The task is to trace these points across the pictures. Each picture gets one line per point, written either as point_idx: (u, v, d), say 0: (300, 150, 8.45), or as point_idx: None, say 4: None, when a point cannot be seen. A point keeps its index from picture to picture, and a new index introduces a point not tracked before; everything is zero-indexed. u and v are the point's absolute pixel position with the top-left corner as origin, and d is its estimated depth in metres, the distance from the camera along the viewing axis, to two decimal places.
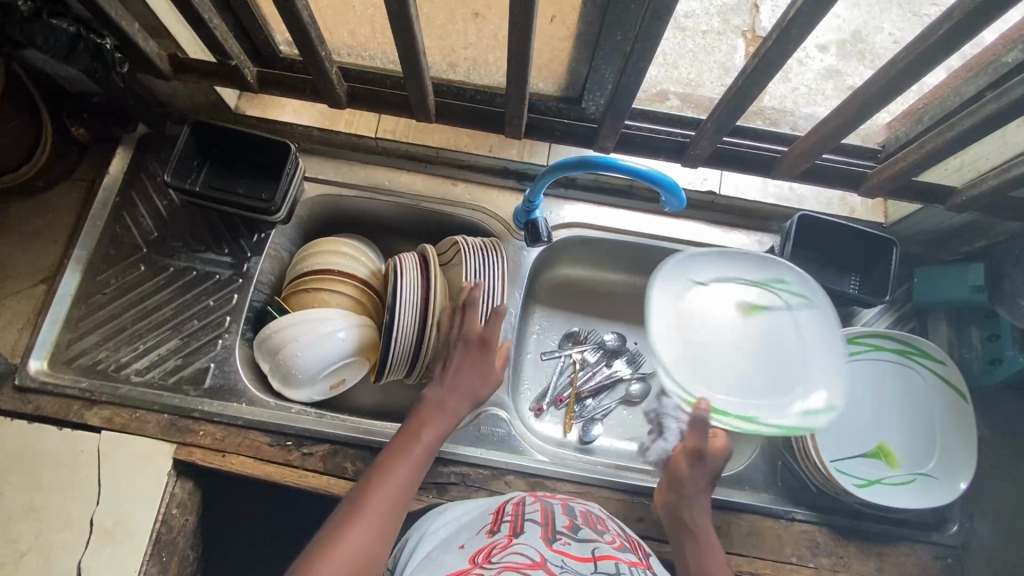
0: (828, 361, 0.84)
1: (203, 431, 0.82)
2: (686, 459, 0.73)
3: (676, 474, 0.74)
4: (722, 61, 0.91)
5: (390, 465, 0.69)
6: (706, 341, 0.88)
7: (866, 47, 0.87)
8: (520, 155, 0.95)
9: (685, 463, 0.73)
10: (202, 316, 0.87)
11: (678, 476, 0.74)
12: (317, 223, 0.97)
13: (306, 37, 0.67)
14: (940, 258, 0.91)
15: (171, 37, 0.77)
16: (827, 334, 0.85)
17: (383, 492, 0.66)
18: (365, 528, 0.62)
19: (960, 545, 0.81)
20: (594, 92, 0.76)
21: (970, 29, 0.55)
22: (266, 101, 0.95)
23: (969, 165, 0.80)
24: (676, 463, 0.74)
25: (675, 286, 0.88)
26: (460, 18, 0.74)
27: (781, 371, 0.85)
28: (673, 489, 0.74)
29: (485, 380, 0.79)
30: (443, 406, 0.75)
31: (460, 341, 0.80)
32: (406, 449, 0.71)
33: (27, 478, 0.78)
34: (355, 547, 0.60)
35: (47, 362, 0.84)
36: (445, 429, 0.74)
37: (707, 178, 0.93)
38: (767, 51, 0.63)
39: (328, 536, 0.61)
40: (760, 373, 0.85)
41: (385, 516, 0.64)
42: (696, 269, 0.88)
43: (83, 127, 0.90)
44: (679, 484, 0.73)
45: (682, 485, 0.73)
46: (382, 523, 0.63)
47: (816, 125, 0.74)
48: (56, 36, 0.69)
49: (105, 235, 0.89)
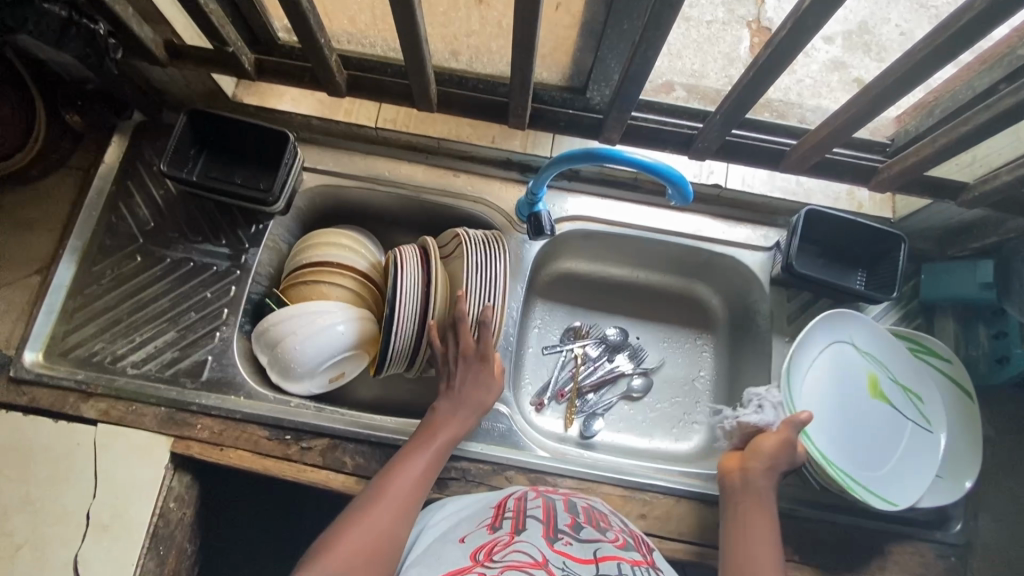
0: (910, 461, 0.82)
1: (200, 425, 0.81)
2: (775, 442, 0.72)
3: (760, 445, 0.73)
4: (726, 51, 0.89)
5: (410, 455, 0.72)
6: (825, 384, 0.83)
7: (872, 38, 0.86)
8: (524, 146, 0.93)
9: (773, 441, 0.72)
10: (199, 308, 0.86)
11: (761, 452, 0.72)
12: (316, 213, 0.96)
13: (305, 23, 0.65)
14: (948, 254, 0.90)
15: (167, 23, 0.75)
16: (925, 446, 0.83)
17: (395, 491, 0.68)
18: (386, 510, 0.66)
19: (963, 544, 0.81)
20: (599, 82, 0.74)
21: (991, 20, 0.54)
22: (264, 89, 0.93)
23: (981, 160, 0.79)
24: (763, 436, 0.73)
25: (840, 325, 0.84)
26: (463, 5, 0.71)
27: (866, 449, 0.82)
28: (748, 459, 0.73)
29: (491, 390, 0.80)
30: (458, 403, 0.78)
31: (453, 359, 0.80)
32: (428, 439, 0.74)
33: (22, 471, 0.77)
34: (374, 528, 0.64)
35: (42, 354, 0.82)
36: (459, 434, 0.76)
37: (713, 171, 0.92)
38: (780, 42, 0.61)
39: (350, 517, 0.65)
40: (850, 445, 0.82)
41: (404, 498, 0.68)
42: (859, 330, 0.84)
43: (78, 115, 0.87)
44: (757, 454, 0.73)
45: (762, 455, 0.72)
46: (402, 505, 0.67)
47: (827, 119, 0.73)
48: (46, 21, 0.67)
49: (100, 224, 0.88)
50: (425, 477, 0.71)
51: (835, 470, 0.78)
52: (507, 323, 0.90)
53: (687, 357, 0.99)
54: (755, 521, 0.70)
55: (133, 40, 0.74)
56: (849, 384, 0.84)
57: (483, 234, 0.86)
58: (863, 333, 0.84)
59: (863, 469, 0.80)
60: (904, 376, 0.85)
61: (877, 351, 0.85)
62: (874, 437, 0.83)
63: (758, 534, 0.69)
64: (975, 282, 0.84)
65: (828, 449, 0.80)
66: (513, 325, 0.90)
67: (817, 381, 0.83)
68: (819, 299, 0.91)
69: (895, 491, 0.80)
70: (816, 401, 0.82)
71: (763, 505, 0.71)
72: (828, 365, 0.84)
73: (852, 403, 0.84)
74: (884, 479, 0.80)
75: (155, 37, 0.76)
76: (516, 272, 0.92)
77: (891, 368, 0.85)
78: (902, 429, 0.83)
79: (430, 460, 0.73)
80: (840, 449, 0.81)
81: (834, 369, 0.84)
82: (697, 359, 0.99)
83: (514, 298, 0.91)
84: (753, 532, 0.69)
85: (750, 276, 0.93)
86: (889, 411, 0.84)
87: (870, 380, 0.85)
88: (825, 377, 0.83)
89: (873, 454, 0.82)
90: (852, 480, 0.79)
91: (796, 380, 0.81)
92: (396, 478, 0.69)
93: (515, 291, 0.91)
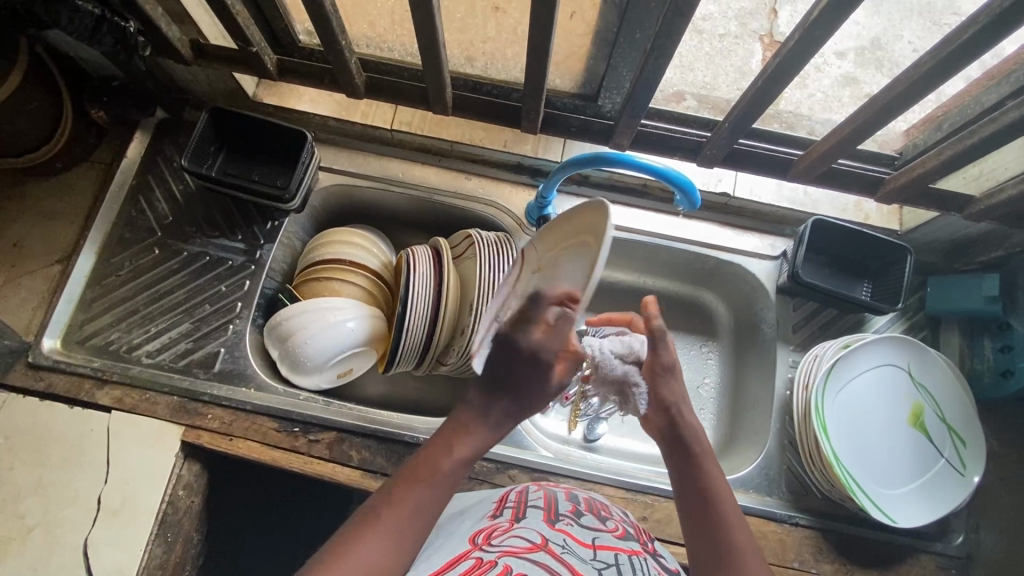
0: (924, 487, 0.81)
1: (211, 415, 0.82)
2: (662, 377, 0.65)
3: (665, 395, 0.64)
4: (739, 64, 0.90)
5: (406, 484, 0.54)
6: (866, 397, 0.84)
7: (885, 54, 0.86)
8: (535, 150, 0.95)
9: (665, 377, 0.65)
10: (214, 301, 0.88)
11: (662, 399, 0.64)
12: (330, 212, 0.98)
13: (328, 26, 0.67)
14: (955, 267, 0.90)
15: (194, 23, 0.77)
16: (945, 479, 0.82)
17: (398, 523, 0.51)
18: (371, 553, 0.49)
19: (964, 557, 0.81)
20: (611, 89, 0.76)
21: (996, 33, 0.55)
22: (284, 90, 0.95)
23: (987, 174, 0.80)
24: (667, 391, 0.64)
25: (897, 346, 0.84)
26: (480, 11, 0.74)
27: (882, 466, 0.82)
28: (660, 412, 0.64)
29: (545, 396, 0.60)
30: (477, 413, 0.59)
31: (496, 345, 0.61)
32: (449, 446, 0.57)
33: (36, 454, 0.79)
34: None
35: (61, 341, 0.85)
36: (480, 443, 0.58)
37: (722, 179, 0.93)
38: (787, 53, 0.63)
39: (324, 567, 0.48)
40: (872, 459, 0.82)
41: (393, 541, 0.50)
42: (913, 357, 0.84)
43: (104, 111, 0.90)
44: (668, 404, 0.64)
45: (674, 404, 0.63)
46: (389, 556, 0.50)
47: (833, 131, 0.74)
48: (81, 18, 0.70)
49: (120, 217, 0.90)
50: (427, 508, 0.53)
51: (845, 473, 0.78)
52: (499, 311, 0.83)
53: (693, 364, 1.00)
54: (717, 487, 0.58)
55: (161, 39, 0.76)
56: (892, 406, 0.84)
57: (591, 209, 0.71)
58: (923, 364, 0.84)
59: (875, 484, 0.80)
60: (951, 417, 0.84)
61: (924, 381, 0.84)
62: (899, 460, 0.82)
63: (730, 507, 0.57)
64: (981, 296, 0.84)
65: (843, 450, 0.81)
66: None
67: (856, 392, 0.84)
68: (825, 310, 0.91)
69: (895, 508, 0.80)
70: (849, 411, 0.83)
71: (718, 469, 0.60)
72: (875, 382, 0.84)
73: (886, 423, 0.84)
74: (892, 497, 0.80)
75: (182, 35, 0.78)
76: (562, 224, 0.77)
77: (936, 403, 0.84)
78: (932, 464, 0.82)
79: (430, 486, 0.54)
80: (861, 463, 0.81)
81: (880, 387, 0.84)
82: (703, 367, 1.00)
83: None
84: (717, 498, 0.57)
85: (757, 285, 0.93)
86: (924, 444, 0.83)
87: (914, 409, 0.84)
88: (868, 393, 0.84)
89: (892, 474, 0.82)
90: (859, 487, 0.79)
91: (835, 383, 0.82)
92: (391, 517, 0.52)
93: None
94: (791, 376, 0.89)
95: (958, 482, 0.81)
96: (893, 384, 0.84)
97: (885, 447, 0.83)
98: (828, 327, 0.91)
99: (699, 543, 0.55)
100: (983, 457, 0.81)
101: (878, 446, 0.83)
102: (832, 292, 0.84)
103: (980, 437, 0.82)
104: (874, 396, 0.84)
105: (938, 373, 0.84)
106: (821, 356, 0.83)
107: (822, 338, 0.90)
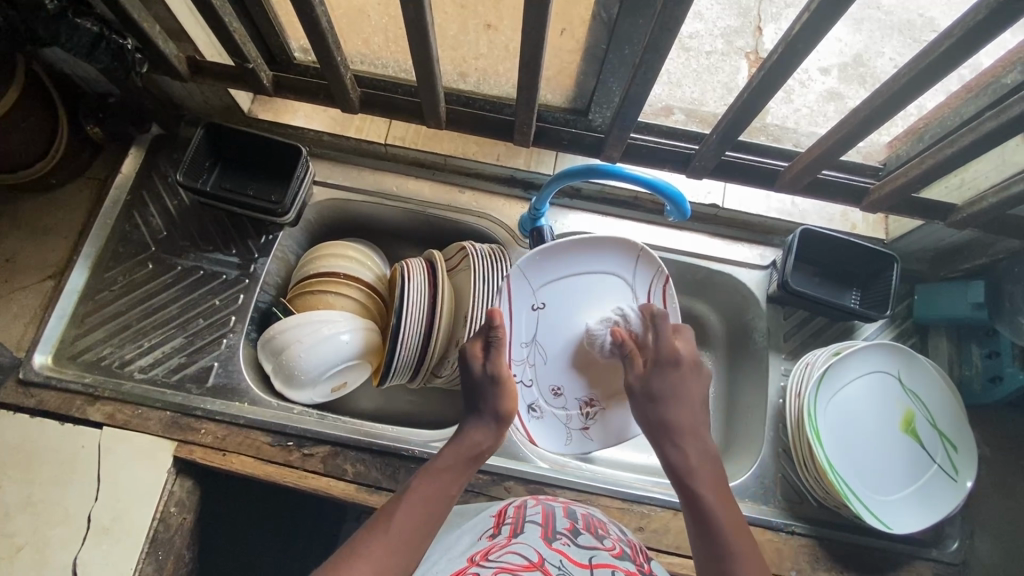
0: (916, 493, 0.82)
1: (204, 429, 0.82)
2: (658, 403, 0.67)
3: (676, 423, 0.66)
4: (725, 81, 0.93)
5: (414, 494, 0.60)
6: (861, 404, 0.84)
7: (867, 70, 0.90)
8: (528, 163, 0.96)
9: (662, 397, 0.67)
10: (207, 315, 0.88)
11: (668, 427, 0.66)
12: (324, 227, 0.99)
13: (323, 41, 0.68)
14: (941, 275, 0.92)
15: (190, 40, 0.78)
16: (937, 483, 0.82)
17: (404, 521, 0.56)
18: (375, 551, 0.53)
19: (960, 563, 0.82)
20: (601, 104, 0.77)
21: (972, 44, 0.56)
22: (279, 105, 0.96)
23: (969, 182, 0.82)
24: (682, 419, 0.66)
25: (887, 354, 0.85)
26: (472, 29, 0.76)
27: (875, 471, 0.82)
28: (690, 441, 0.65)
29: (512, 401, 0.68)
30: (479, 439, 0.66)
31: (487, 380, 0.67)
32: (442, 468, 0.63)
33: (25, 471, 0.78)
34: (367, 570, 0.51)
35: (52, 357, 0.84)
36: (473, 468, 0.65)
37: (711, 192, 0.94)
38: (772, 65, 0.64)
39: None
40: (866, 466, 0.82)
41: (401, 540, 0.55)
42: (905, 363, 0.85)
43: (99, 127, 0.90)
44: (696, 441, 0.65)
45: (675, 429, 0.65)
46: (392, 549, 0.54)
47: (815, 144, 0.76)
48: (78, 34, 0.71)
49: (114, 232, 0.90)
50: (423, 528, 0.57)
51: (836, 477, 0.78)
52: (517, 369, 0.84)
53: None
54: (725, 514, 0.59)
55: (158, 56, 0.77)
56: (884, 412, 0.85)
57: (634, 252, 0.84)
58: (914, 371, 0.85)
59: (868, 490, 0.81)
60: (943, 423, 0.84)
61: (916, 387, 0.85)
62: (892, 465, 0.83)
63: (726, 512, 0.59)
64: (967, 303, 0.85)
65: (836, 456, 0.81)
66: (541, 365, 0.85)
67: (849, 398, 0.84)
68: (814, 318, 0.93)
69: (891, 516, 0.80)
70: (841, 419, 0.84)
71: (720, 475, 0.63)
72: (868, 389, 0.85)
73: (881, 429, 0.84)
74: (885, 504, 0.81)
75: (179, 52, 0.79)
76: (569, 259, 0.83)
77: (926, 408, 0.85)
78: (925, 471, 0.82)
79: (423, 504, 0.59)
80: (856, 467, 0.82)
81: (873, 393, 0.85)
82: None
83: (524, 331, 0.83)
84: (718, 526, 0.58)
85: (748, 294, 0.94)
86: (917, 451, 0.83)
87: (906, 416, 0.85)
88: (862, 399, 0.85)
89: (887, 478, 0.82)
90: (854, 494, 0.79)
91: (827, 391, 0.83)
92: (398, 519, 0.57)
93: (519, 311, 0.83)
94: (784, 384, 0.90)
95: (952, 487, 0.81)
96: (885, 389, 0.85)
97: (877, 452, 0.83)
98: (818, 335, 0.92)
99: (704, 553, 0.57)
100: (975, 462, 0.82)
101: (871, 452, 0.83)
102: (822, 301, 0.86)
103: (973, 441, 0.83)
104: (868, 403, 0.85)
105: (928, 378, 0.85)
106: (813, 363, 0.83)
107: (813, 345, 0.92)
